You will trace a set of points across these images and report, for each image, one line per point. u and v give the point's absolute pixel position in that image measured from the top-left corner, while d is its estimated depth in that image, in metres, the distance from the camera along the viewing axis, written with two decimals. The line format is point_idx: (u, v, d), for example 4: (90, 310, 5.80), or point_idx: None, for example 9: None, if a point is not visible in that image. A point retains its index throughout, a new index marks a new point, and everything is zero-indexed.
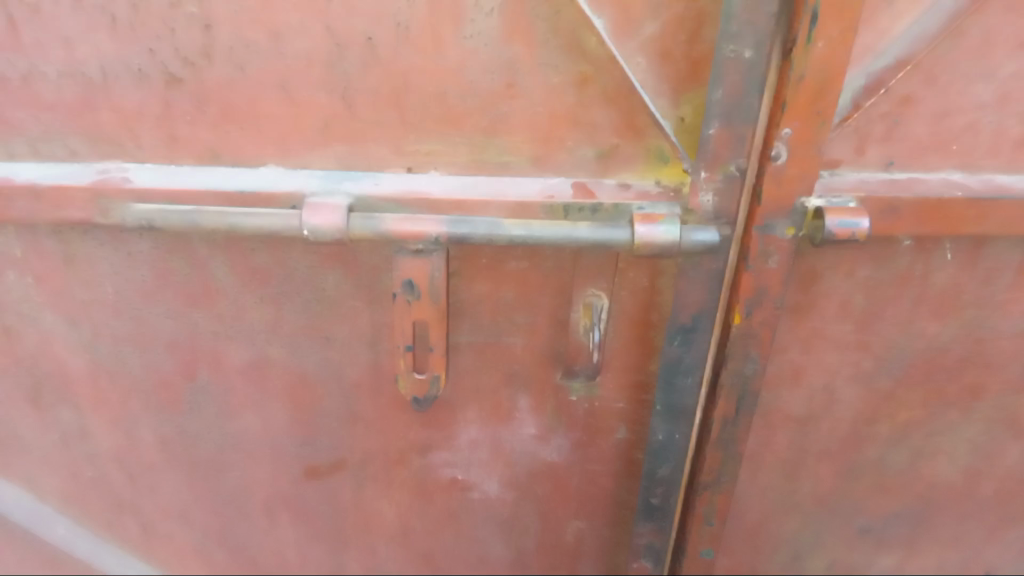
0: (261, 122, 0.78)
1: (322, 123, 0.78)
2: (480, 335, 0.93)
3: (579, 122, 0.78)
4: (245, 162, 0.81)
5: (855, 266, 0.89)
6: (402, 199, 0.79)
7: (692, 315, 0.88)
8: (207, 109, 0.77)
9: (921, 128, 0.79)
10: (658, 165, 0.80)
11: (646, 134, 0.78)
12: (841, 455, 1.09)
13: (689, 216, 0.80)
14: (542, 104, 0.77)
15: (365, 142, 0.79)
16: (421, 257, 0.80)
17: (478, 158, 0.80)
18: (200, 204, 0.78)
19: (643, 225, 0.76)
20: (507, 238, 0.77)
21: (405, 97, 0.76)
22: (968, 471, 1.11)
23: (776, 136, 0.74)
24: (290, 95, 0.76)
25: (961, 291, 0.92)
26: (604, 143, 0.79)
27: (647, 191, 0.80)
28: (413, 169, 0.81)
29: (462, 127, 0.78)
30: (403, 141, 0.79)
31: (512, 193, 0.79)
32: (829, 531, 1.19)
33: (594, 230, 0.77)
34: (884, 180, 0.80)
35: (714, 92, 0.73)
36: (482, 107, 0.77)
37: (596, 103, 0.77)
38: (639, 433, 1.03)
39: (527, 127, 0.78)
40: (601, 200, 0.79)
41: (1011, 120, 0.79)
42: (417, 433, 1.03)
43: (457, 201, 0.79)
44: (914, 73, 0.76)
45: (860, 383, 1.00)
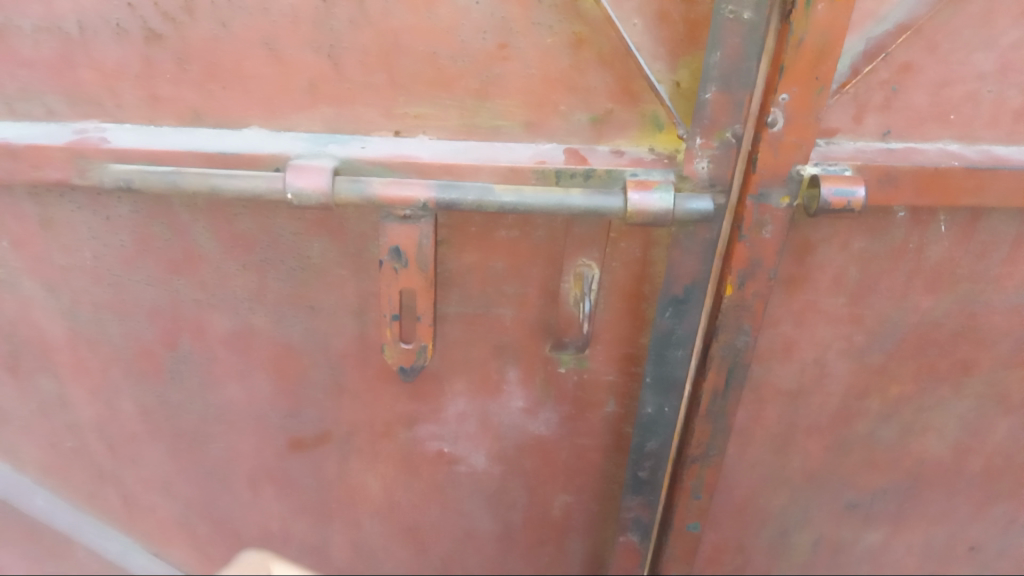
0: (246, 82, 0.76)
1: (309, 83, 0.76)
2: (469, 305, 0.92)
3: (573, 86, 0.76)
4: (228, 124, 0.78)
5: (849, 239, 0.88)
6: (390, 162, 0.77)
7: (685, 286, 0.86)
8: (189, 67, 0.75)
9: (921, 97, 0.77)
10: (653, 132, 0.79)
11: (641, 99, 0.77)
12: (831, 429, 1.08)
13: (684, 185, 0.78)
14: (536, 67, 0.75)
15: (353, 104, 0.77)
16: (409, 223, 0.78)
17: (468, 122, 0.78)
18: (179, 164, 0.76)
19: (637, 192, 0.74)
20: (498, 205, 0.75)
21: (395, 58, 0.74)
22: (957, 447, 1.11)
23: (774, 102, 0.72)
24: (276, 53, 0.74)
25: (956, 265, 0.91)
26: (598, 108, 0.77)
27: (641, 159, 0.78)
28: (402, 132, 0.79)
29: (453, 89, 0.76)
30: (392, 103, 0.77)
31: (503, 158, 0.78)
32: (816, 506, 1.19)
33: (587, 197, 0.75)
34: (881, 150, 0.79)
35: (712, 55, 0.71)
36: (474, 68, 0.75)
37: (592, 66, 0.75)
38: (629, 407, 1.02)
39: (520, 91, 0.76)
40: (595, 167, 0.77)
41: (1012, 91, 0.77)
42: (404, 405, 1.02)
43: (447, 164, 0.77)
44: (915, 40, 0.74)
45: (852, 357, 1.00)
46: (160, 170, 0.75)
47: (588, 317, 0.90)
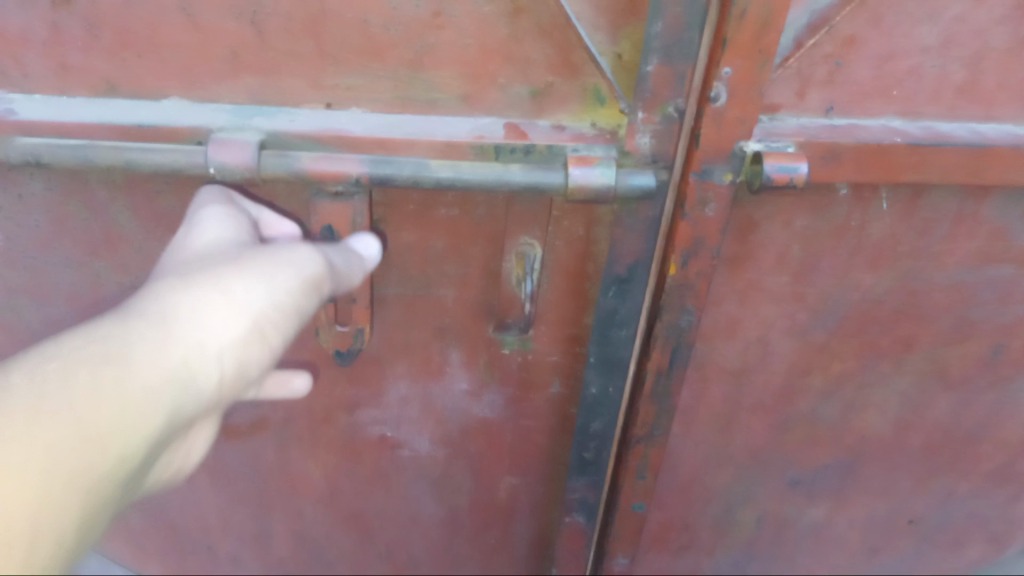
0: (163, 50, 0.72)
1: (231, 51, 0.72)
2: (409, 286, 0.89)
3: (512, 57, 0.73)
4: (145, 95, 0.74)
5: (793, 216, 0.87)
6: (320, 136, 0.74)
7: (628, 265, 0.85)
8: (101, 34, 0.70)
9: (863, 71, 0.77)
10: (594, 106, 0.77)
11: (582, 71, 0.74)
12: (775, 407, 1.09)
13: (626, 161, 0.76)
14: (472, 36, 0.72)
15: (279, 74, 0.74)
16: (342, 200, 0.76)
17: (403, 94, 0.75)
18: (92, 137, 0.72)
19: (577, 168, 0.72)
20: (434, 180, 0.73)
21: (323, 25, 0.71)
22: (898, 423, 1.12)
23: (716, 75, 0.70)
24: (195, 19, 0.70)
25: (897, 242, 0.91)
26: (538, 81, 0.75)
27: (582, 134, 0.76)
28: (332, 105, 0.76)
29: (386, 59, 0.73)
30: (322, 73, 0.74)
31: (439, 132, 0.75)
32: (761, 483, 1.20)
33: (526, 172, 0.72)
34: (824, 126, 0.78)
35: (653, 25, 0.69)
36: (408, 38, 0.72)
37: (530, 36, 0.72)
38: (574, 388, 1.00)
39: (457, 62, 0.73)
40: (535, 142, 0.75)
41: (953, 66, 0.77)
42: (343, 390, 0.99)
43: (381, 139, 0.74)
44: (859, 12, 0.73)
45: (796, 335, 1.00)
46: (70, 144, 0.70)
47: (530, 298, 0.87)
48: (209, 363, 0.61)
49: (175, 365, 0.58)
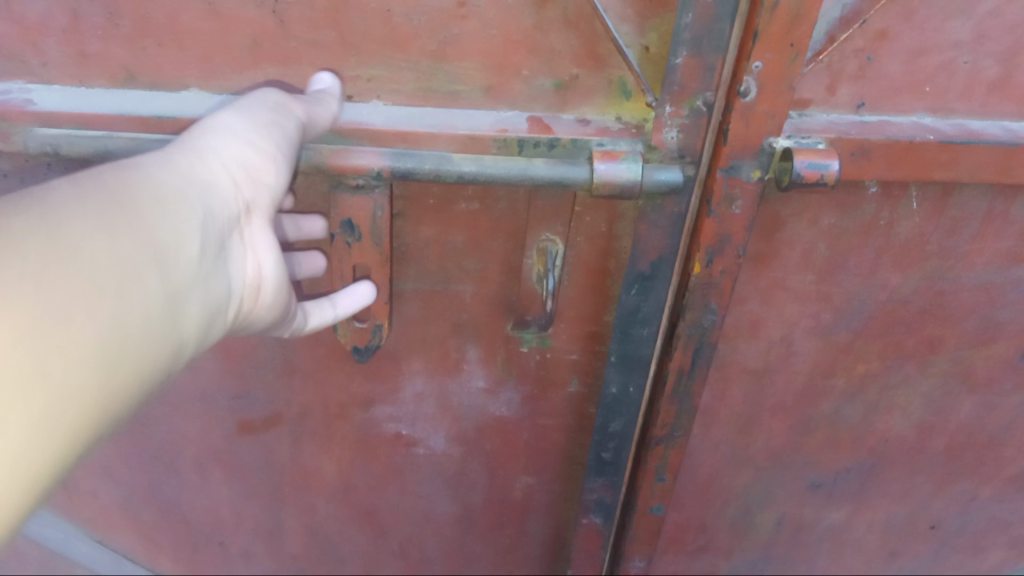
0: (183, 40, 0.71)
1: (251, 41, 0.71)
2: (427, 281, 0.88)
3: (537, 48, 0.72)
4: (164, 85, 0.73)
5: (819, 214, 0.86)
6: (341, 128, 0.74)
7: (651, 262, 0.84)
8: (120, 22, 0.70)
9: (895, 66, 0.75)
10: (620, 99, 0.75)
11: (608, 63, 0.73)
12: (795, 408, 1.07)
13: (653, 154, 0.75)
14: (497, 27, 0.70)
15: (299, 64, 0.72)
16: (362, 194, 0.75)
17: (425, 86, 0.74)
18: (111, 128, 0.72)
19: (603, 163, 0.70)
20: (456, 174, 0.72)
21: (345, 14, 0.69)
22: (921, 425, 1.10)
23: (746, 69, 0.69)
24: (215, 7, 0.69)
25: (925, 241, 0.89)
26: (563, 73, 0.73)
27: (607, 128, 0.75)
28: (354, 97, 0.75)
29: (409, 50, 0.72)
30: (343, 64, 0.73)
31: (461, 124, 0.74)
32: (779, 484, 1.18)
33: (551, 167, 0.71)
34: (853, 122, 0.77)
35: (683, 16, 0.68)
36: (430, 28, 0.70)
37: (556, 27, 0.70)
38: (593, 386, 0.99)
39: (480, 53, 0.72)
40: (559, 136, 0.74)
41: (988, 61, 0.75)
42: (359, 385, 0.98)
43: (402, 132, 0.74)
44: (892, 6, 0.71)
45: (819, 335, 0.98)
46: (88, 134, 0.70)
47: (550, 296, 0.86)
48: (204, 173, 0.62)
49: (168, 171, 0.60)
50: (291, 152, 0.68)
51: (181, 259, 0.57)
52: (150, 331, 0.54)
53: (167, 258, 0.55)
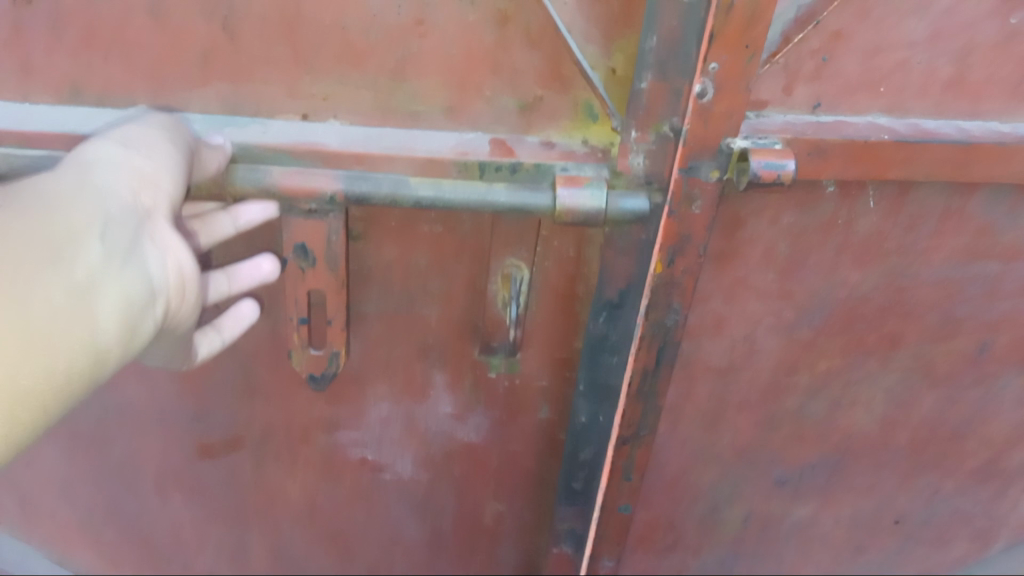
0: (129, 54, 0.72)
1: (201, 55, 0.72)
2: (390, 302, 0.87)
3: (500, 66, 0.73)
4: (113, 100, 0.74)
5: (780, 213, 0.86)
6: (294, 149, 0.73)
7: (618, 290, 0.85)
8: (64, 34, 0.70)
9: (852, 65, 0.75)
10: (586, 122, 0.77)
11: (572, 84, 0.74)
12: (761, 405, 1.08)
13: (618, 183, 0.76)
14: (457, 44, 0.72)
15: (253, 80, 0.73)
16: (315, 218, 0.75)
17: (384, 105, 0.75)
18: (54, 147, 0.72)
19: (565, 190, 0.72)
20: (414, 198, 0.73)
21: (299, 27, 0.70)
22: (884, 420, 1.11)
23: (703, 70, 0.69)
24: (161, 20, 0.70)
25: (884, 239, 0.90)
26: (527, 94, 0.75)
27: (571, 152, 0.76)
28: (309, 116, 0.76)
29: (366, 67, 0.73)
30: (298, 82, 0.74)
31: (421, 148, 0.74)
32: (747, 481, 1.19)
33: (512, 193, 0.73)
34: (810, 122, 0.77)
35: (649, 39, 0.69)
36: (387, 44, 0.71)
37: (519, 44, 0.72)
38: (562, 412, 1.00)
39: (442, 71, 0.73)
40: (522, 160, 0.74)
41: (942, 60, 0.75)
42: (323, 410, 0.97)
43: (360, 154, 0.74)
44: (847, 5, 0.71)
45: (781, 332, 0.99)
46: (31, 156, 0.71)
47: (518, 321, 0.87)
48: (99, 184, 0.64)
49: (63, 184, 0.62)
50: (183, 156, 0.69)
51: (81, 266, 0.60)
52: (56, 331, 0.58)
53: (65, 260, 0.59)
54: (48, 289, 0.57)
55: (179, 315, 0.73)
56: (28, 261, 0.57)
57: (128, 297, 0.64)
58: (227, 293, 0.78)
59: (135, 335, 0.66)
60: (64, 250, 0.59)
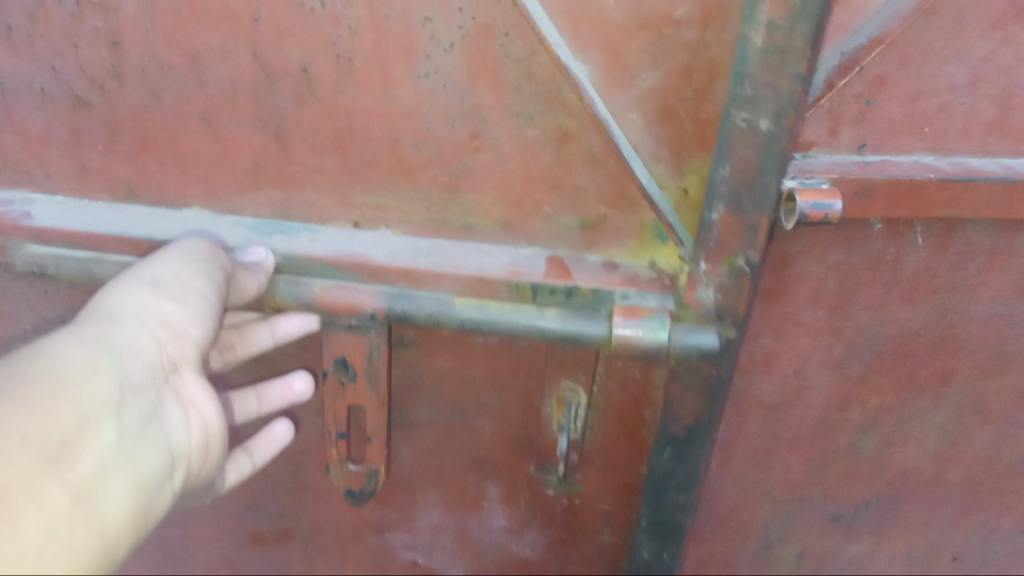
0: (182, 158, 0.87)
1: (252, 164, 0.87)
2: (442, 415, 1.02)
3: (560, 185, 0.83)
4: (167, 203, 0.90)
5: (827, 250, 0.86)
6: (340, 262, 0.87)
7: (685, 428, 0.91)
8: (119, 139, 0.87)
9: (894, 109, 0.75)
10: (653, 242, 0.85)
11: (637, 206, 0.83)
12: (813, 441, 1.07)
13: (682, 314, 0.83)
14: (514, 161, 0.82)
15: (303, 187, 0.88)
16: (357, 331, 0.89)
17: (436, 216, 0.88)
18: (102, 249, 0.88)
19: (621, 319, 0.81)
20: (457, 319, 0.85)
21: (350, 139, 0.84)
22: (937, 456, 1.10)
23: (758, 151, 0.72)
24: (213, 127, 0.84)
25: (932, 276, 0.89)
26: (590, 212, 0.85)
27: (635, 276, 0.85)
28: (360, 223, 0.90)
29: (418, 179, 0.85)
30: (349, 192, 0.88)
31: (469, 266, 0.86)
32: (799, 518, 1.18)
33: (564, 320, 0.83)
34: (856, 163, 0.77)
35: (724, 169, 0.75)
36: (441, 159, 0.83)
37: (578, 164, 0.81)
38: (625, 535, 1.11)
39: (498, 186, 0.84)
40: (578, 284, 0.84)
41: (984, 103, 0.75)
42: (373, 512, 1.14)
43: (404, 269, 0.86)
44: (887, 54, 0.72)
45: (832, 369, 0.98)
46: (76, 258, 0.87)
47: (570, 439, 0.97)
48: (124, 342, 0.76)
49: (90, 353, 0.73)
50: (217, 293, 0.81)
51: (97, 447, 0.68)
52: (69, 529, 0.62)
53: (83, 440, 0.66)
54: (53, 492, 0.62)
55: (206, 463, 0.85)
56: (31, 466, 0.62)
57: (141, 469, 0.72)
58: (258, 408, 0.97)
59: (148, 509, 0.72)
60: (64, 455, 0.64)
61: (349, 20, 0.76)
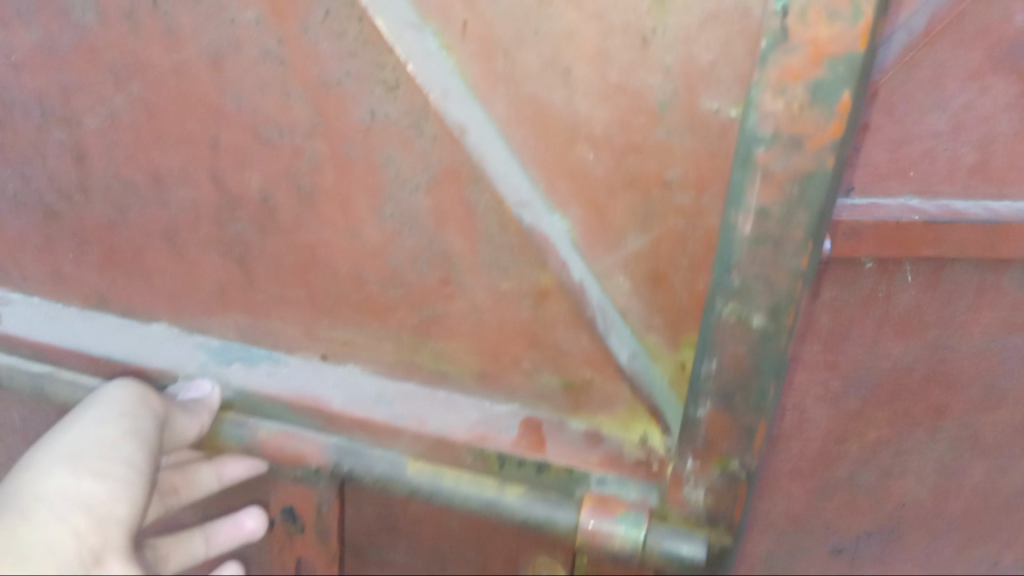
0: (149, 276, 1.02)
1: (217, 287, 1.00)
2: (419, 558, 1.18)
3: (544, 341, 0.91)
4: (139, 317, 1.06)
5: (820, 289, 0.92)
6: (295, 402, 0.99)
7: None
8: (88, 249, 1.02)
9: (881, 154, 0.82)
10: (642, 417, 0.92)
11: (618, 380, 0.91)
12: (813, 474, 1.12)
13: (664, 509, 0.90)
14: (487, 312, 0.91)
15: (269, 314, 1.00)
16: (307, 481, 1.06)
17: (404, 358, 0.98)
18: (57, 365, 1.05)
19: (592, 515, 0.88)
20: (404, 479, 0.96)
21: (314, 272, 0.95)
22: (936, 489, 1.13)
23: (755, 329, 0.74)
24: (178, 247, 0.98)
25: (923, 312, 0.95)
26: (575, 373, 0.92)
27: (618, 454, 0.92)
28: (329, 356, 1.01)
29: (386, 318, 0.96)
30: (318, 325, 0.99)
31: (431, 425, 0.95)
32: (802, 551, 1.22)
33: (527, 503, 0.91)
34: (844, 207, 0.84)
35: (712, 362, 0.78)
36: (411, 301, 0.93)
37: (559, 326, 0.89)
38: None
39: (470, 338, 0.94)
40: (548, 459, 0.92)
41: (966, 148, 0.82)
42: None
43: (364, 417, 0.97)
44: (872, 103, 0.79)
45: (830, 403, 1.03)
46: (30, 372, 1.05)
47: None
48: (44, 540, 0.81)
49: (17, 545, 0.79)
50: (137, 474, 0.90)
51: None
52: None
53: None
54: None
55: None
56: None
57: None
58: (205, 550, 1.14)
59: None
60: None
61: (308, 151, 0.86)
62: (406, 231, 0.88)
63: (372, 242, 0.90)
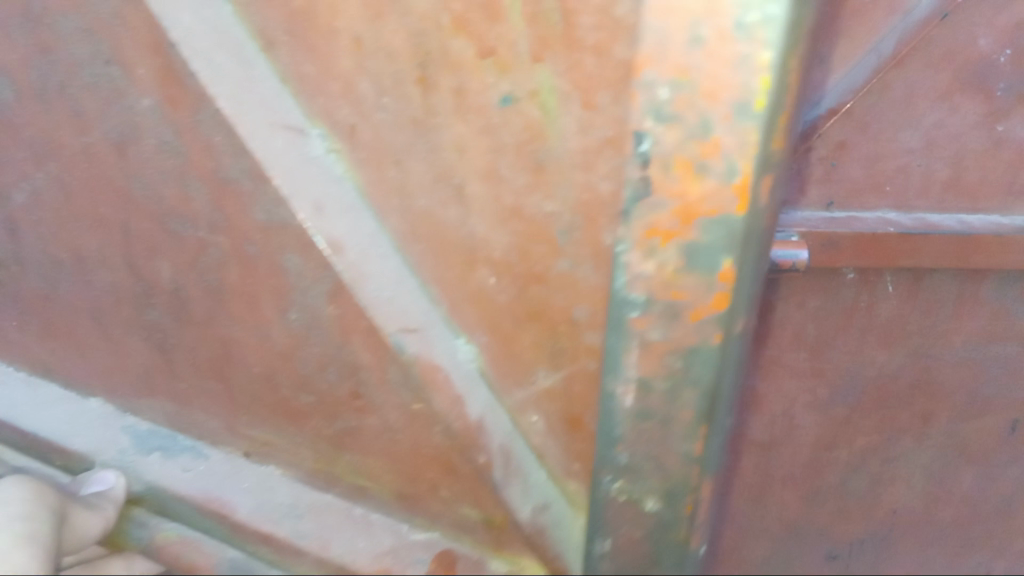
0: (83, 354, 0.92)
1: (144, 371, 0.92)
2: None
3: (440, 492, 0.94)
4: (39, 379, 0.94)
5: (805, 298, 0.97)
6: None
7: None
8: (31, 325, 0.90)
9: (857, 170, 0.87)
10: None
11: (511, 544, 0.95)
12: (805, 480, 1.15)
13: None
14: (401, 429, 0.90)
15: (194, 406, 0.94)
16: None
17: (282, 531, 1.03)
18: None
19: None
20: None
21: (176, 362, 0.90)
22: (926, 496, 1.16)
23: (615, 545, 0.87)
24: (103, 327, 0.89)
25: (905, 321, 0.99)
26: (491, 510, 0.94)
27: None
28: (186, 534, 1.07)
29: (303, 425, 0.93)
30: (239, 425, 0.94)
31: None
32: (798, 557, 1.25)
33: None
34: (824, 219, 0.89)
35: (603, 560, 0.89)
36: (303, 472, 0.97)
37: (458, 498, 0.94)
38: None
39: (389, 460, 0.93)
40: None
41: (939, 164, 0.87)
42: None
43: None
44: (847, 121, 0.84)
45: (818, 411, 1.08)
46: None
47: None
48: None
49: None
50: None
51: None
52: None
53: None
54: None
55: None
56: None
57: None
58: None
59: None
60: None
61: (213, 245, 0.82)
62: (313, 332, 0.85)
63: (279, 343, 0.87)
